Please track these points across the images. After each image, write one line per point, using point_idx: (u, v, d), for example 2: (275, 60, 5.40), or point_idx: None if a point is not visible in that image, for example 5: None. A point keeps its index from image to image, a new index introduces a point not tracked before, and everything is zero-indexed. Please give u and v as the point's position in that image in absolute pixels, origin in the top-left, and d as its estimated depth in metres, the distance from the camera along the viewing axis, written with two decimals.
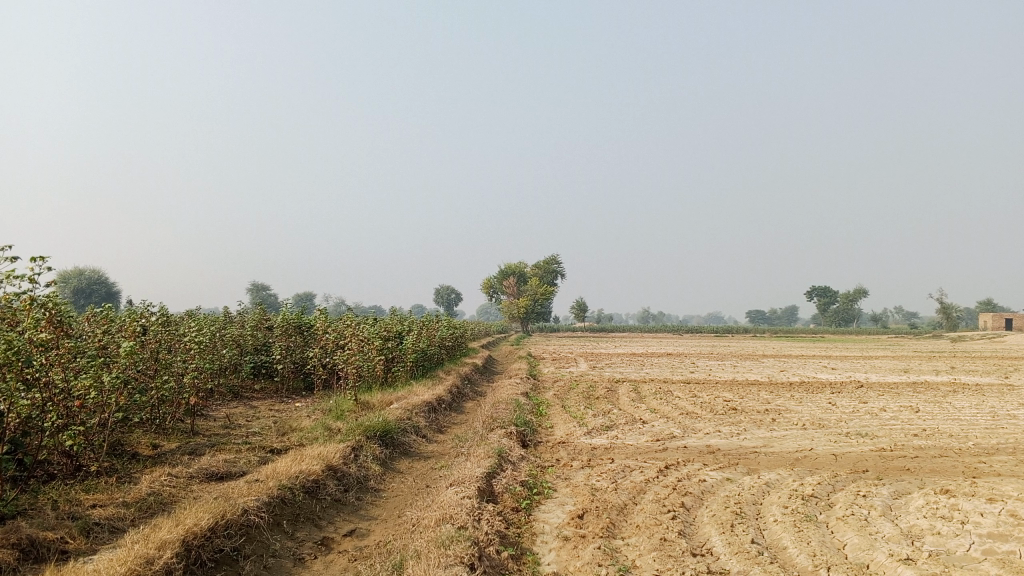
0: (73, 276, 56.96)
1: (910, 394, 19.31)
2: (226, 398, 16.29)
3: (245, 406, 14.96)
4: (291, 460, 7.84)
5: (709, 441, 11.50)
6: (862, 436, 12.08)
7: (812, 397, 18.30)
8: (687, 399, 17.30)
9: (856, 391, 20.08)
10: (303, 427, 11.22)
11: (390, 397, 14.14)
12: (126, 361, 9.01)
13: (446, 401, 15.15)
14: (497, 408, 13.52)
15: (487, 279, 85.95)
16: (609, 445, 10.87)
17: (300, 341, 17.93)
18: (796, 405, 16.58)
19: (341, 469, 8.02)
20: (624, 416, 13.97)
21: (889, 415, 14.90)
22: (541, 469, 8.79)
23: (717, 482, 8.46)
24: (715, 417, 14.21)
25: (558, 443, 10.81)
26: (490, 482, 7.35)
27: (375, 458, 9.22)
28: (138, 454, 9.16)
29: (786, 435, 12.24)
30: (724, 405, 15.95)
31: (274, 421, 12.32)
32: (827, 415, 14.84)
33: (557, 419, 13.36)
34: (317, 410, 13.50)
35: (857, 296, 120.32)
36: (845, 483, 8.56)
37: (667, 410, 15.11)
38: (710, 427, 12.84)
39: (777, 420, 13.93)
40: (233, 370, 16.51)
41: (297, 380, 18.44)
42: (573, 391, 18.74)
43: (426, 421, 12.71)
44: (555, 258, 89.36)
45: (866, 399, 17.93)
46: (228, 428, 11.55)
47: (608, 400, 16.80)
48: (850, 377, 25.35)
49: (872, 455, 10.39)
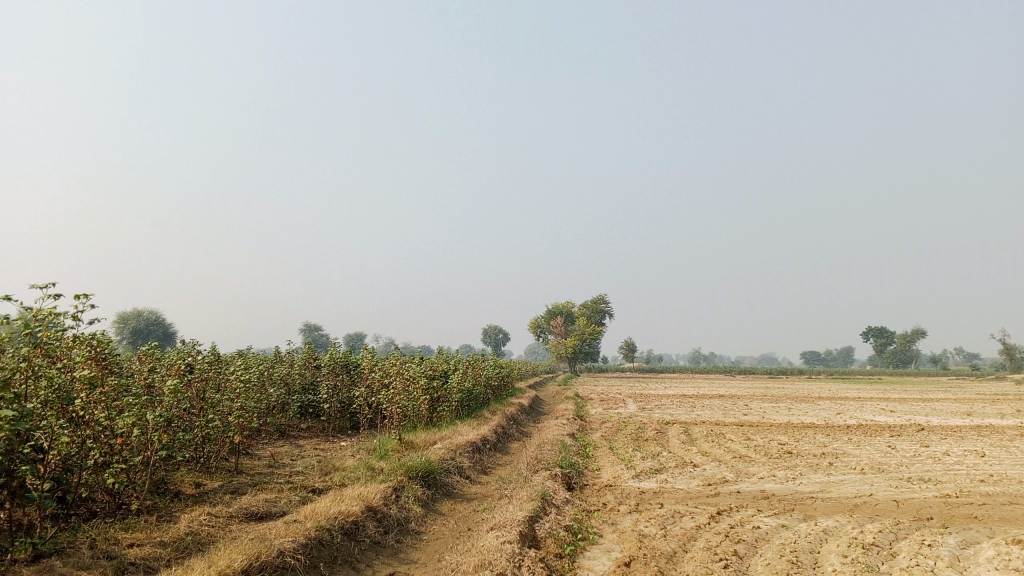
0: (132, 317, 58.43)
1: (975, 438, 18.50)
2: (273, 437, 16.32)
3: (291, 445, 14.95)
4: (331, 501, 7.71)
5: (763, 485, 11.08)
6: (924, 481, 11.54)
7: (871, 441, 17.65)
8: (739, 441, 16.81)
9: (917, 434, 19.32)
10: (347, 467, 11.13)
11: (435, 437, 14.00)
12: (170, 399, 9.03)
13: (491, 442, 14.95)
14: (542, 449, 13.27)
15: (535, 319, 85.83)
16: (657, 489, 10.54)
17: (347, 380, 17.95)
18: (854, 448, 15.99)
19: (381, 510, 7.86)
20: (673, 459, 13.60)
21: (953, 460, 14.25)
22: (586, 513, 8.52)
23: (771, 529, 8.10)
24: (768, 460, 13.74)
25: (605, 486, 10.52)
26: (533, 526, 7.12)
27: (417, 499, 9.04)
28: (181, 492, 9.12)
29: (844, 480, 11.75)
30: (778, 449, 15.45)
31: (318, 460, 12.25)
32: (887, 460, 14.25)
33: (604, 461, 13.05)
34: (361, 450, 13.41)
35: (915, 337, 117.12)
36: (909, 531, 8.12)
37: (718, 453, 14.67)
38: (764, 471, 12.40)
39: (834, 464, 13.42)
40: (280, 409, 16.55)
41: (343, 419, 18.42)
42: (621, 433, 18.38)
43: (470, 462, 12.52)
44: (603, 297, 88.88)
45: (927, 443, 17.23)
46: (272, 467, 11.49)
47: (657, 442, 16.42)
48: (909, 420, 24.48)
49: (936, 502, 9.89)
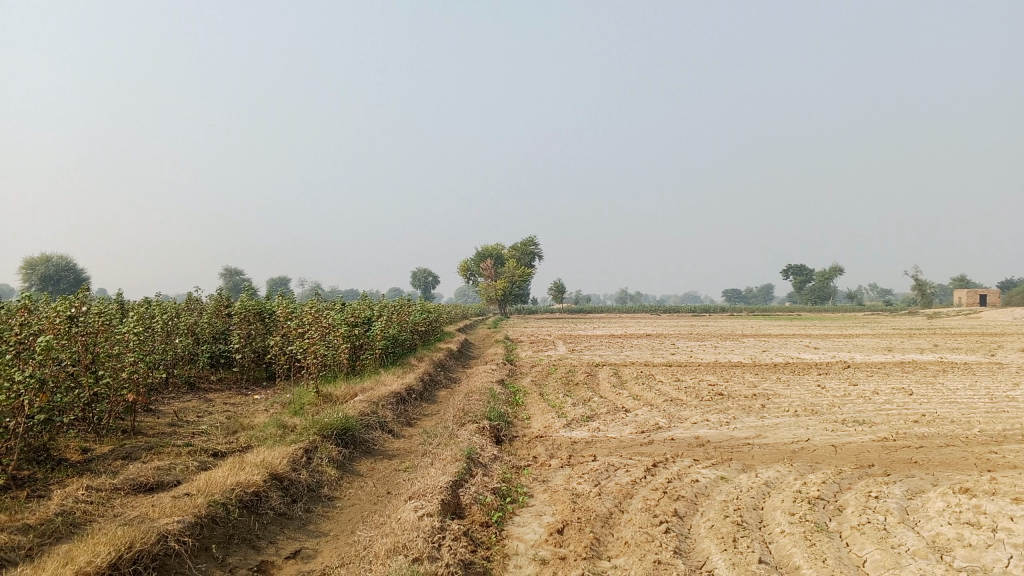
0: (39, 263, 55.35)
1: (900, 375, 18.61)
2: (180, 391, 15.30)
3: (199, 399, 13.97)
4: (229, 469, 6.87)
5: (698, 432, 10.63)
6: (859, 424, 11.27)
7: (799, 380, 17.54)
8: (670, 384, 16.46)
9: (844, 372, 19.36)
10: (256, 425, 10.26)
11: (355, 388, 13.17)
12: (43, 357, 8.00)
13: (416, 391, 14.22)
14: (469, 399, 12.58)
15: (463, 262, 84.99)
16: (590, 439, 9.99)
17: (260, 328, 16.94)
18: (784, 389, 15.78)
19: (287, 477, 7.07)
20: (605, 404, 13.11)
21: (883, 399, 14.12)
22: (515, 471, 7.88)
23: (711, 482, 7.60)
24: (701, 404, 13.37)
25: (536, 438, 9.91)
26: (454, 493, 6.43)
27: (330, 461, 8.27)
28: (63, 460, 8.15)
29: (779, 423, 11.39)
30: (710, 391, 15.13)
31: (226, 418, 11.32)
32: (819, 400, 14.03)
33: (534, 409, 12.46)
34: (275, 404, 12.54)
35: (833, 275, 120.53)
36: (852, 481, 7.73)
37: (650, 396, 14.24)
38: (698, 416, 11.98)
39: (767, 406, 13.13)
40: (187, 361, 15.51)
41: (258, 369, 17.45)
42: (551, 377, 17.87)
43: (392, 415, 11.77)
44: (532, 239, 88.42)
45: (855, 382, 17.18)
46: (174, 427, 10.53)
47: (587, 386, 15.93)
48: (834, 357, 24.71)
49: (874, 447, 9.58)
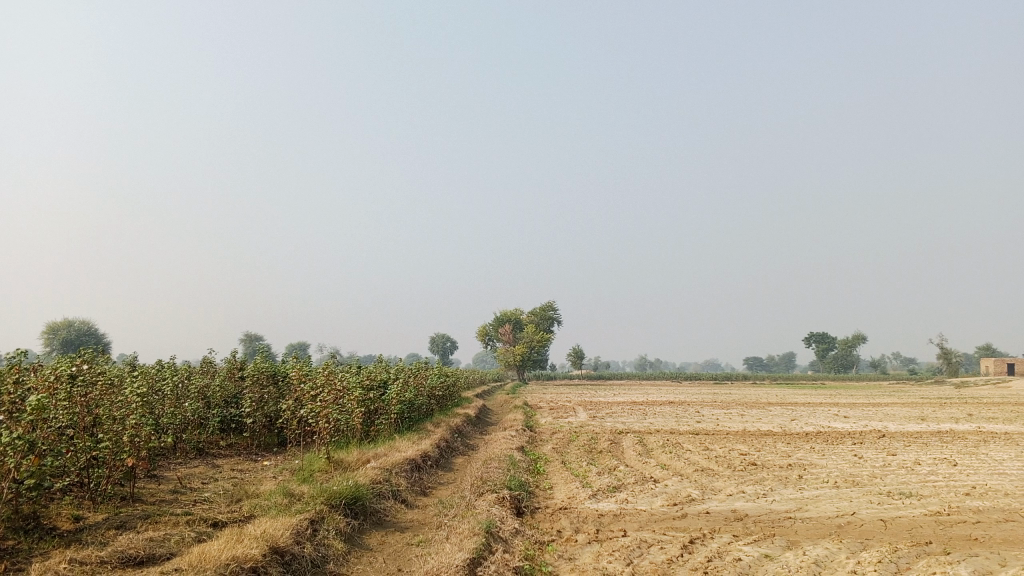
0: (61, 327, 55.63)
1: (939, 445, 17.72)
2: (188, 457, 14.78)
3: (206, 465, 13.41)
4: (226, 541, 6.28)
5: (733, 504, 9.92)
6: (906, 496, 10.51)
7: (834, 449, 16.71)
8: (698, 452, 15.72)
9: (879, 442, 18.49)
10: (263, 493, 9.68)
11: (368, 454, 12.57)
12: (33, 418, 7.49)
13: (432, 458, 13.62)
14: (488, 466, 11.94)
15: (482, 328, 84.59)
16: (617, 511, 9.31)
17: (273, 392, 16.45)
18: (819, 459, 14.97)
19: (290, 550, 6.47)
20: (632, 473, 12.41)
21: (927, 470, 13.30)
22: (538, 546, 7.23)
23: (755, 562, 6.92)
24: (733, 474, 12.63)
25: (559, 510, 9.25)
26: (473, 571, 5.81)
27: (338, 534, 7.67)
28: (52, 530, 7.57)
29: (819, 495, 10.65)
30: (741, 460, 14.38)
31: (232, 485, 10.75)
32: (859, 471, 13.25)
33: (556, 478, 11.79)
34: (285, 471, 11.97)
35: (856, 343, 118.90)
36: (910, 561, 7.02)
37: (679, 466, 13.51)
38: (732, 487, 11.25)
39: (803, 477, 12.36)
40: (196, 426, 15.01)
41: (270, 434, 16.90)
42: (572, 444, 17.17)
43: (407, 483, 11.16)
44: (551, 304, 87.98)
45: (893, 451, 16.33)
46: (176, 494, 9.96)
47: (612, 454, 15.22)
48: (866, 425, 23.76)
49: (927, 522, 8.83)
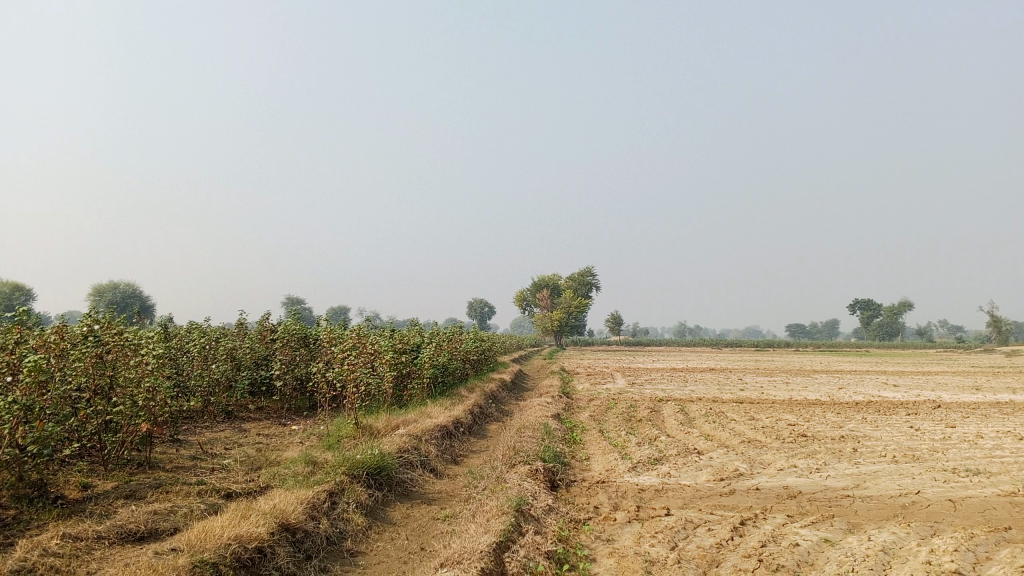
0: (106, 289, 56.42)
1: (1000, 416, 16.76)
2: (216, 420, 14.47)
3: (232, 429, 13.02)
4: (230, 517, 5.74)
5: (785, 480, 9.20)
6: (974, 473, 9.68)
7: (888, 420, 15.84)
8: (744, 422, 14.99)
9: (935, 413, 17.56)
10: (285, 461, 9.20)
11: (398, 420, 12.05)
12: (33, 380, 7.03)
13: (465, 425, 13.08)
14: (522, 435, 11.35)
15: (520, 293, 84.09)
16: (659, 486, 8.66)
17: (303, 355, 16.05)
18: (873, 430, 14.12)
19: (301, 528, 5.94)
20: (674, 444, 11.73)
21: (992, 444, 12.41)
22: (573, 526, 6.61)
23: (814, 547, 6.22)
24: (783, 446, 11.87)
25: (596, 484, 8.61)
26: (498, 559, 5.21)
27: (358, 508, 7.13)
28: (57, 499, 7.13)
29: (878, 471, 9.88)
30: (789, 431, 13.61)
31: (256, 451, 10.30)
32: (918, 444, 12.42)
33: (594, 449, 11.16)
34: (312, 437, 11.53)
35: (902, 310, 116.25)
36: (991, 550, 6.25)
37: (723, 436, 12.80)
38: (782, 460, 10.53)
39: (859, 451, 11.58)
40: (225, 388, 14.67)
41: (301, 398, 16.54)
42: (611, 412, 16.53)
43: (437, 451, 10.64)
44: (589, 270, 87.09)
45: (951, 423, 15.40)
46: (196, 461, 9.54)
47: (652, 423, 14.55)
48: (919, 395, 22.76)
49: (1002, 503, 8.02)
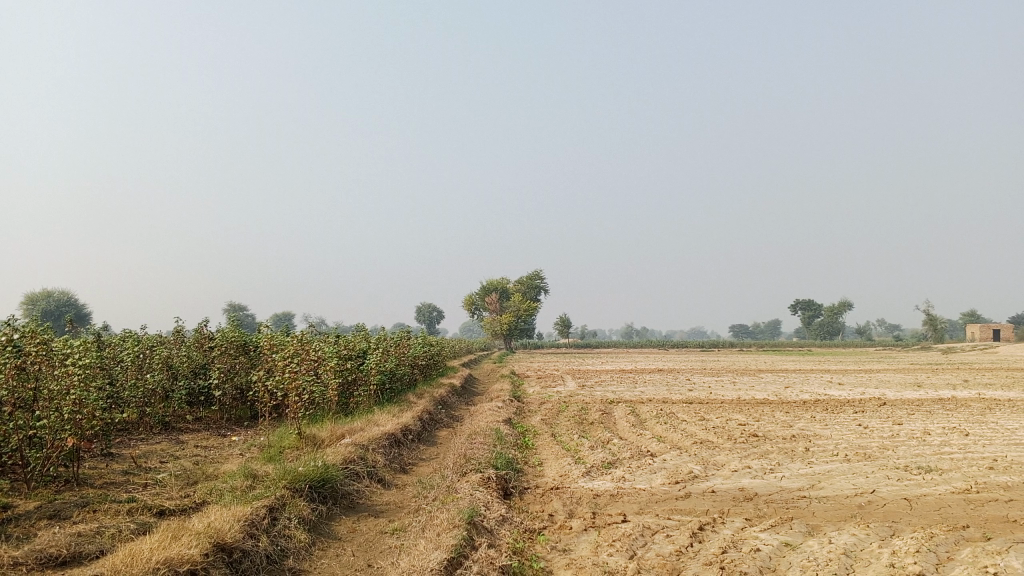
0: (40, 297, 54.49)
1: (944, 413, 17.01)
2: (152, 432, 13.87)
3: (169, 441, 12.46)
4: (161, 537, 5.33)
5: (740, 482, 9.07)
6: (925, 471, 9.68)
7: (837, 418, 15.93)
8: (695, 423, 14.91)
9: (881, 410, 17.74)
10: (224, 474, 8.76)
11: (343, 429, 11.66)
12: None
13: (414, 432, 12.73)
14: (473, 441, 11.05)
15: (468, 298, 83.71)
16: (614, 491, 8.45)
17: (244, 362, 15.51)
18: (823, 429, 14.15)
19: (239, 547, 5.56)
20: (627, 447, 11.55)
21: (939, 441, 12.51)
22: (528, 536, 6.34)
23: (776, 552, 6.05)
24: (736, 447, 11.78)
25: (550, 490, 8.36)
26: None
27: (301, 523, 6.76)
28: None
29: (831, 470, 9.82)
30: (741, 431, 13.54)
31: (193, 464, 9.81)
32: (867, 442, 12.46)
33: (546, 454, 10.91)
34: (253, 447, 11.08)
35: (843, 309, 118.88)
36: (951, 550, 6.15)
37: (676, 438, 12.67)
38: (736, 462, 10.42)
39: (810, 450, 11.54)
40: (161, 399, 14.07)
41: (242, 408, 15.99)
42: (562, 415, 16.32)
43: (385, 460, 10.28)
44: (537, 273, 87.17)
45: (897, 421, 15.54)
46: (128, 475, 9.02)
47: (604, 426, 14.37)
48: (864, 393, 23.05)
49: (956, 501, 7.99)
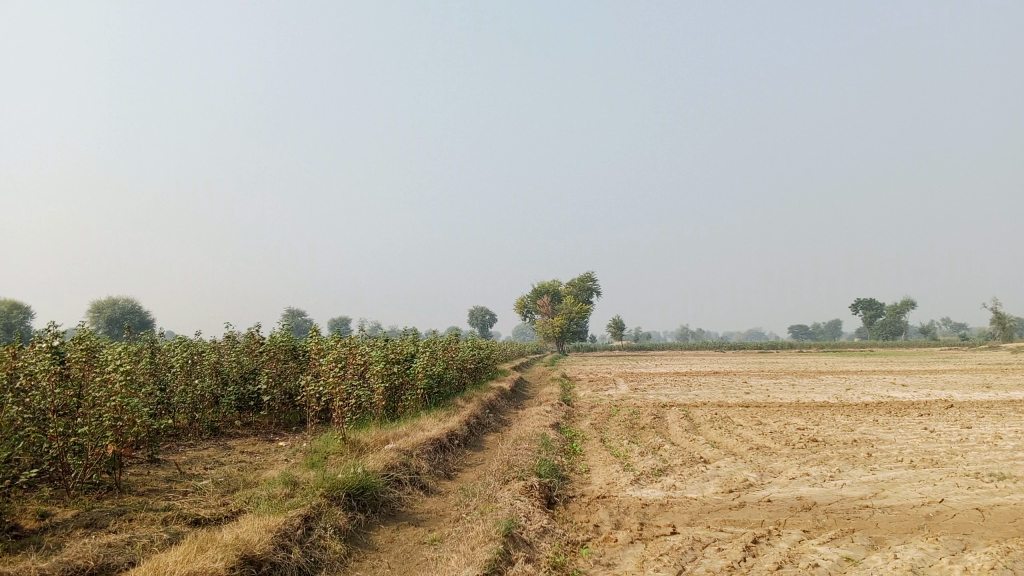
0: (105, 305, 55.95)
1: (1016, 415, 16.18)
2: (201, 437, 13.92)
3: (216, 447, 12.45)
4: (188, 549, 5.17)
5: (798, 490, 8.62)
6: (998, 479, 9.09)
7: (901, 422, 15.25)
8: (751, 427, 14.41)
9: (949, 413, 16.95)
10: (265, 481, 8.64)
11: (388, 434, 11.49)
12: None
13: (460, 437, 12.51)
14: (518, 447, 10.77)
15: (520, 301, 83.53)
16: (664, 500, 8.08)
17: (293, 367, 15.49)
18: (886, 433, 13.52)
19: (269, 560, 5.37)
20: (679, 453, 11.15)
21: (1013, 446, 11.82)
22: (571, 549, 6.04)
23: (836, 568, 5.65)
24: (794, 452, 11.29)
25: (597, 499, 8.04)
26: None
27: (337, 533, 6.57)
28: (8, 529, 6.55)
29: (896, 478, 9.30)
30: (800, 436, 13.00)
31: (237, 471, 9.73)
32: (935, 447, 11.84)
33: (594, 460, 10.57)
34: (298, 453, 10.97)
35: (905, 308, 115.59)
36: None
37: (731, 443, 12.22)
38: (793, 468, 9.95)
39: (874, 456, 10.98)
40: (210, 404, 14.11)
41: (291, 413, 15.98)
42: (613, 419, 15.94)
43: (429, 466, 10.06)
44: (590, 275, 86.60)
45: (966, 424, 14.80)
46: (171, 482, 8.97)
47: (655, 430, 13.95)
48: (930, 395, 22.14)
49: None
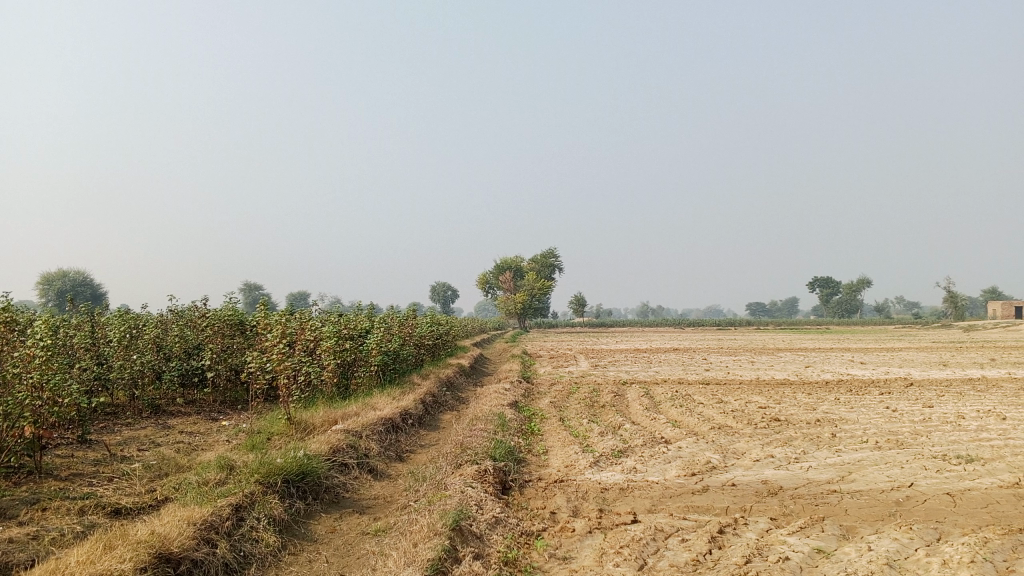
0: (55, 277, 54.20)
1: (976, 394, 16.13)
2: (141, 415, 13.24)
3: (155, 426, 11.79)
4: (95, 547, 4.61)
5: (763, 473, 8.28)
6: (967, 461, 8.83)
7: (863, 400, 15.07)
8: (713, 405, 14.11)
9: (909, 391, 16.85)
10: (201, 464, 8.06)
11: (337, 414, 10.94)
12: None
13: (414, 415, 12.01)
14: (474, 428, 10.30)
15: (482, 276, 82.97)
16: (625, 484, 7.68)
17: (240, 342, 14.82)
18: (849, 412, 13.29)
19: (189, 558, 4.84)
20: (640, 433, 10.78)
21: (976, 426, 11.65)
22: (524, 541, 5.59)
23: (807, 561, 5.27)
24: (757, 433, 10.98)
25: (554, 484, 7.61)
26: None
27: (271, 523, 6.04)
28: None
29: (862, 460, 9.01)
30: (762, 415, 12.72)
31: (173, 453, 9.12)
32: (898, 427, 11.63)
33: (552, 441, 10.15)
34: (241, 434, 10.39)
35: (862, 287, 117.33)
36: (1010, 558, 5.34)
37: (692, 423, 11.89)
38: (757, 449, 9.62)
39: (838, 436, 10.72)
40: (150, 381, 13.42)
41: (237, 390, 15.34)
42: (573, 397, 15.55)
43: (379, 447, 9.55)
44: (552, 252, 86.26)
45: (928, 403, 14.65)
46: (97, 466, 8.33)
47: (616, 409, 13.60)
48: (889, 373, 22.16)
49: (1006, 496, 7.16)
